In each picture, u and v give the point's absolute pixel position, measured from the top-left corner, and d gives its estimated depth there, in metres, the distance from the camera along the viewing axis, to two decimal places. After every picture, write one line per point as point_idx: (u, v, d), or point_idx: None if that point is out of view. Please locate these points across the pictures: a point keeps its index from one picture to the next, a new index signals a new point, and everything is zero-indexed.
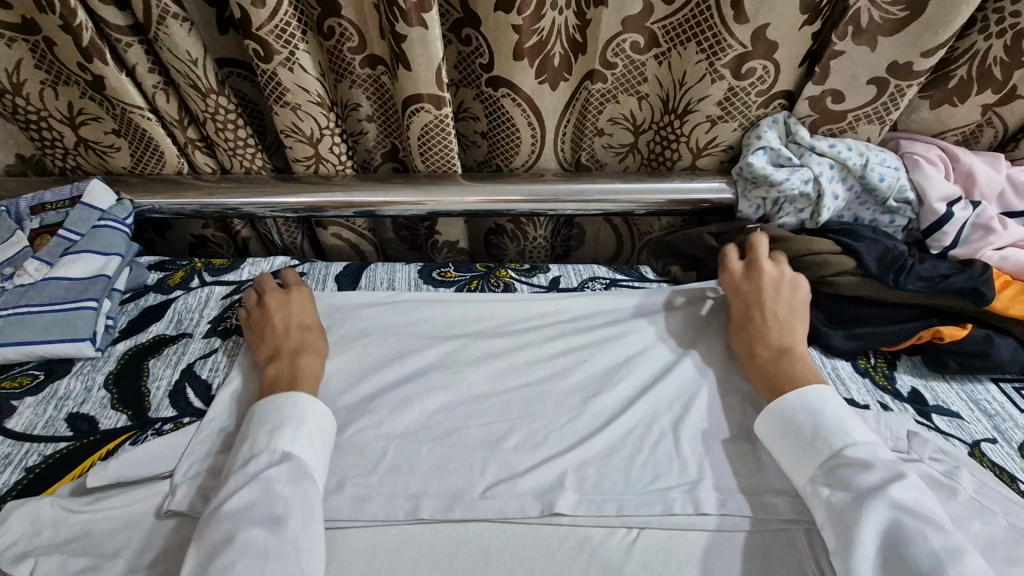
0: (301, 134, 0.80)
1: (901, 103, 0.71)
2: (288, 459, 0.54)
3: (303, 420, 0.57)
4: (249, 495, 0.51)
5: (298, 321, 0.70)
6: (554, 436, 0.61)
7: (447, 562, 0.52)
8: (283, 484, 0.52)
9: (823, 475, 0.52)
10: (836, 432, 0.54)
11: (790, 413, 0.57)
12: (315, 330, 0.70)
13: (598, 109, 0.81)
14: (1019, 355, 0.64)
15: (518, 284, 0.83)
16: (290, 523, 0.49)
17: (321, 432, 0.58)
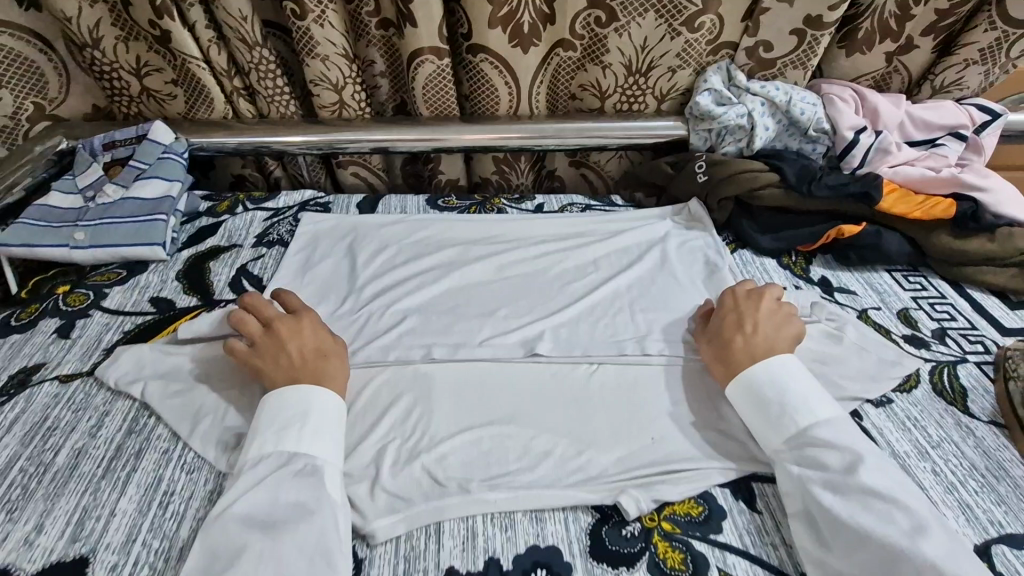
0: (327, 82, 0.96)
1: (818, 50, 0.88)
2: (295, 459, 0.56)
3: (307, 414, 0.58)
4: (257, 499, 0.52)
5: (314, 346, 0.65)
6: (537, 308, 0.78)
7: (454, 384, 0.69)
8: (290, 486, 0.53)
9: (792, 459, 0.56)
10: (801, 411, 0.58)
11: (762, 392, 0.60)
12: (331, 358, 0.64)
13: (570, 75, 0.97)
14: (904, 246, 0.82)
15: (510, 209, 1.00)
16: (291, 527, 0.50)
17: (330, 428, 0.59)
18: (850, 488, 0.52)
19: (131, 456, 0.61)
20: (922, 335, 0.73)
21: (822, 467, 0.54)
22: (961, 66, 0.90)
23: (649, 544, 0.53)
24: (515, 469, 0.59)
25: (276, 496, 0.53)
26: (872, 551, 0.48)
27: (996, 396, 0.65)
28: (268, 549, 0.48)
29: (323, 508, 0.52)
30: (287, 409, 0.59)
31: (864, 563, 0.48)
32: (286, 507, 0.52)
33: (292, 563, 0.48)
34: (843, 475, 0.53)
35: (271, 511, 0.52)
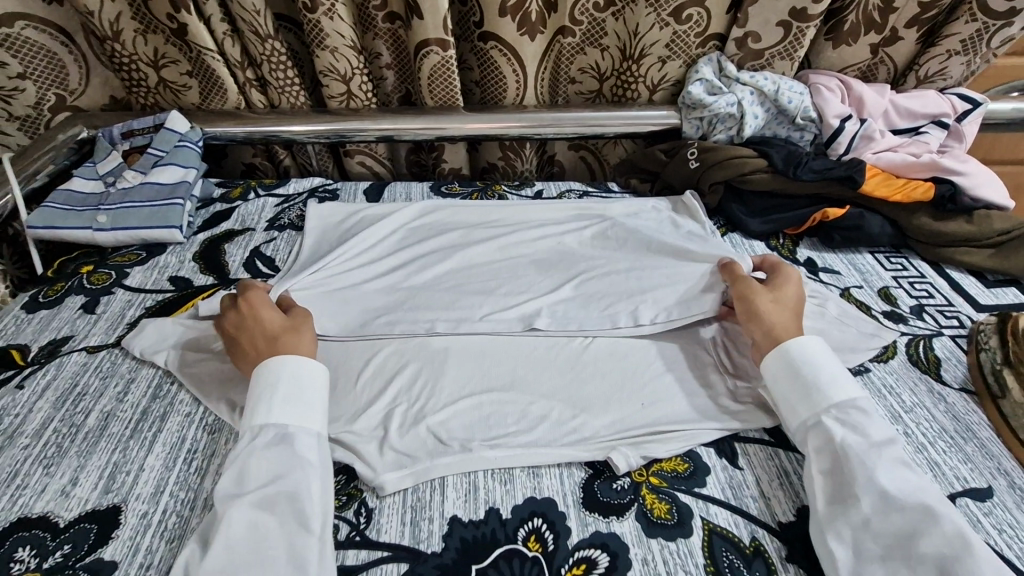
0: (335, 73, 1.00)
1: (804, 41, 0.92)
2: (265, 429, 0.58)
3: (277, 384, 0.60)
4: (232, 471, 0.54)
5: (264, 329, 0.66)
6: (536, 285, 0.82)
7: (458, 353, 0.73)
8: (261, 456, 0.55)
9: (832, 419, 0.58)
10: (837, 382, 0.60)
11: (814, 363, 0.61)
12: (286, 335, 0.65)
13: (569, 62, 1.01)
14: (886, 228, 0.86)
15: (510, 195, 1.04)
16: (269, 496, 0.53)
17: (291, 395, 0.60)
18: (890, 458, 0.54)
19: (157, 418, 0.66)
20: (901, 311, 0.77)
21: (860, 432, 0.56)
22: (944, 57, 0.94)
23: (637, 496, 0.57)
24: (513, 431, 0.63)
25: (244, 470, 0.54)
26: (900, 513, 0.50)
27: (968, 365, 0.69)
28: (240, 516, 0.51)
29: (293, 472, 0.54)
30: (252, 392, 0.60)
31: (891, 522, 0.50)
32: (258, 475, 0.54)
33: (269, 526, 0.51)
34: (867, 437, 0.56)
35: (243, 479, 0.54)
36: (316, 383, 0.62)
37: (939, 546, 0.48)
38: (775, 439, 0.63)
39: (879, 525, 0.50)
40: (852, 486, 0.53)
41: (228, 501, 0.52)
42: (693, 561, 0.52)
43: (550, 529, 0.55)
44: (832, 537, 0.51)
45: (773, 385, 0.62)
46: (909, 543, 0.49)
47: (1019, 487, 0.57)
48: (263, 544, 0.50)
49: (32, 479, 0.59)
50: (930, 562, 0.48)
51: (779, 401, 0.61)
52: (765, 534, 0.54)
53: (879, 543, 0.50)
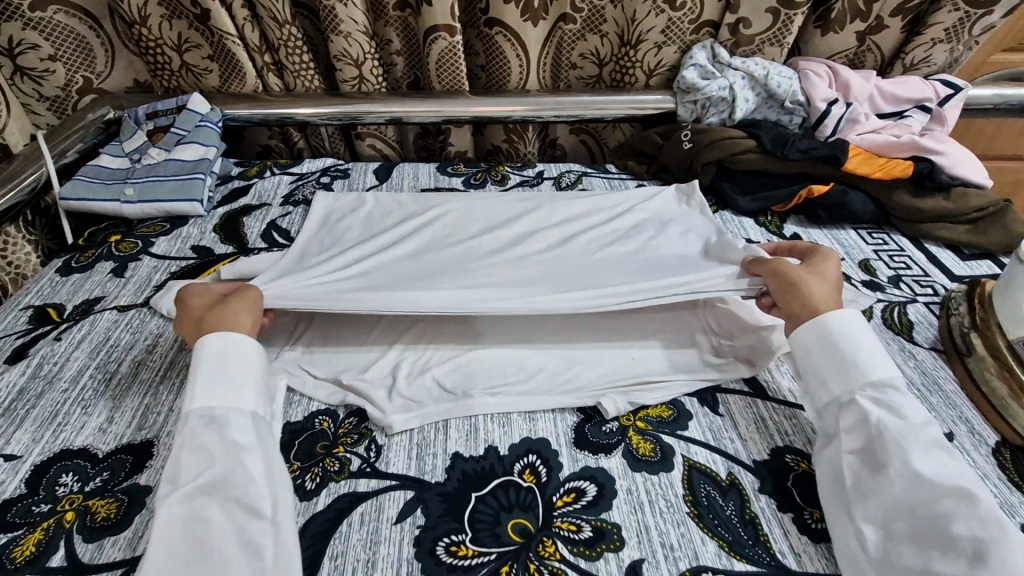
0: (348, 58, 1.06)
1: (792, 28, 0.97)
2: (194, 415, 0.56)
3: (202, 365, 0.58)
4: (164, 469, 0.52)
5: (199, 313, 0.65)
6: None
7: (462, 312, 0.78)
8: (192, 446, 0.53)
9: (868, 398, 0.56)
10: (874, 363, 0.59)
11: (852, 340, 0.60)
12: (214, 309, 0.63)
13: (571, 48, 1.07)
14: (868, 205, 0.90)
15: (513, 175, 1.09)
16: (205, 487, 0.50)
17: (216, 373, 0.58)
18: (927, 440, 0.53)
19: (184, 367, 0.71)
20: (879, 280, 0.82)
21: (897, 414, 0.55)
22: (929, 45, 0.98)
23: (624, 437, 0.62)
24: (511, 380, 0.68)
25: (177, 465, 0.52)
26: (932, 493, 0.49)
27: (939, 328, 0.74)
28: (176, 512, 0.49)
29: (228, 460, 0.52)
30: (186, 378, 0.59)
31: (922, 502, 0.49)
32: (189, 466, 0.52)
33: (212, 517, 0.48)
34: (903, 417, 0.54)
35: (177, 473, 0.51)
36: (246, 356, 0.60)
37: (974, 526, 0.46)
38: (753, 390, 0.68)
39: (911, 505, 0.49)
40: (883, 464, 0.52)
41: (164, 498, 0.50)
42: (674, 492, 0.57)
43: (543, 464, 0.60)
44: (861, 516, 0.50)
45: (803, 359, 0.62)
46: (941, 523, 0.47)
47: (977, 432, 0.62)
48: (207, 537, 0.47)
49: (72, 417, 0.65)
50: (964, 544, 0.46)
51: (813, 373, 0.60)
52: (741, 470, 0.59)
53: (910, 524, 0.48)
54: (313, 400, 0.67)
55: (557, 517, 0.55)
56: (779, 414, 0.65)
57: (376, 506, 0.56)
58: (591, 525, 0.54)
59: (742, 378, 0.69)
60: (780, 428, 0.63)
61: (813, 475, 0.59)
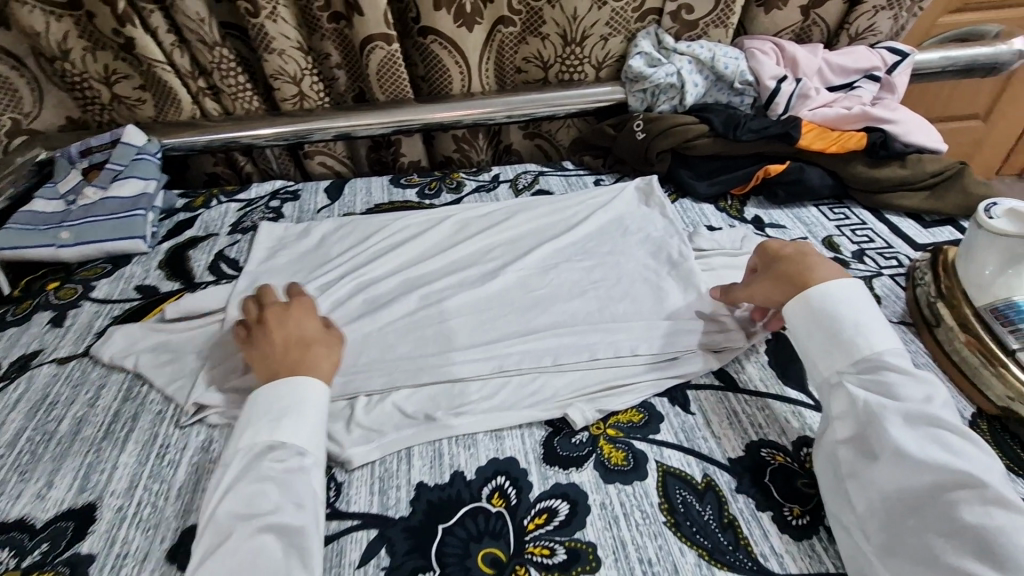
0: (286, 76, 1.02)
1: (735, 8, 0.95)
2: (282, 448, 0.55)
3: (300, 406, 0.58)
4: (234, 497, 0.52)
5: (300, 335, 0.66)
6: (492, 259, 0.85)
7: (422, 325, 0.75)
8: (270, 483, 0.53)
9: (856, 383, 0.55)
10: (859, 341, 0.57)
11: (837, 320, 0.59)
12: (316, 347, 0.64)
13: (513, 50, 1.04)
14: (826, 180, 0.89)
15: (468, 182, 1.06)
16: (267, 526, 0.50)
17: (311, 414, 0.58)
18: (919, 418, 0.50)
19: (129, 418, 0.67)
20: (843, 256, 0.80)
21: (886, 395, 0.53)
22: (872, 13, 0.97)
23: (595, 448, 0.60)
24: (475, 399, 0.65)
25: (255, 495, 0.52)
26: (927, 474, 0.47)
27: (907, 300, 0.72)
28: (241, 540, 0.48)
29: (297, 502, 0.52)
30: (262, 402, 0.58)
31: (917, 485, 0.47)
32: (266, 495, 0.52)
33: (265, 557, 0.48)
34: (893, 398, 0.52)
35: (255, 503, 0.51)
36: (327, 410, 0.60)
37: (976, 510, 0.44)
38: (724, 382, 0.66)
39: (908, 490, 0.47)
40: (875, 451, 0.50)
41: (224, 528, 0.50)
42: (649, 501, 0.55)
43: (512, 486, 0.57)
44: (861, 505, 0.49)
45: (798, 348, 0.62)
46: (942, 509, 0.45)
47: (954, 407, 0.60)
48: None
49: (8, 486, 0.61)
50: (968, 531, 0.43)
51: (805, 358, 0.60)
52: (716, 470, 0.57)
53: (908, 512, 0.47)
54: None
55: (529, 542, 0.52)
56: (752, 406, 0.62)
57: (337, 551, 0.53)
58: (565, 547, 0.52)
59: (712, 371, 0.67)
60: (754, 421, 0.61)
61: (790, 468, 0.57)
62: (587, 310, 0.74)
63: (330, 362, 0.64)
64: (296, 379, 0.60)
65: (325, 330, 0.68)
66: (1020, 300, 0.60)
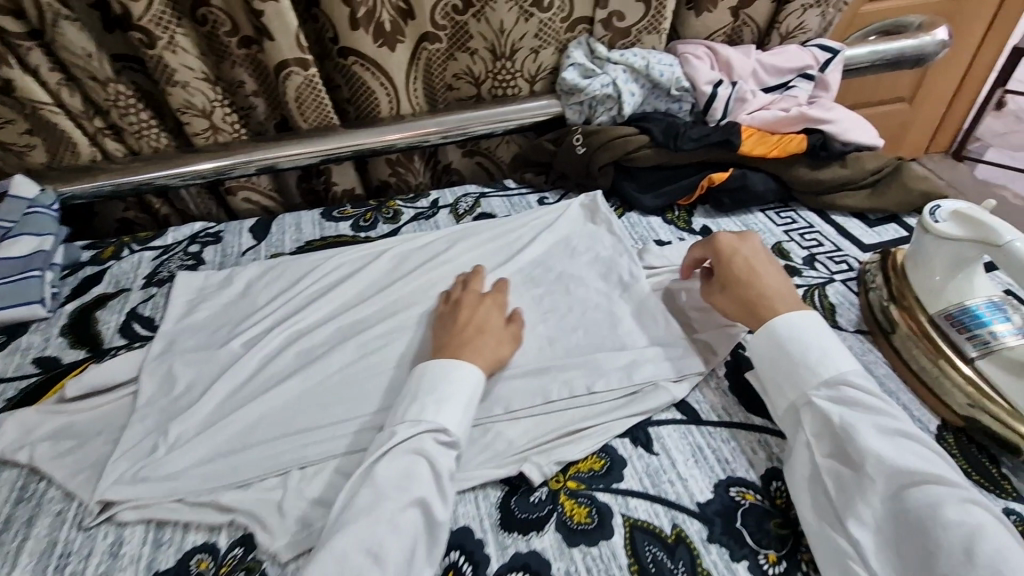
0: (194, 109, 0.93)
1: (665, 14, 0.92)
2: (438, 429, 0.56)
3: (455, 391, 0.58)
4: (389, 468, 0.52)
5: (475, 322, 0.67)
6: (435, 296, 0.79)
7: (359, 377, 0.69)
8: (422, 462, 0.53)
9: (824, 398, 0.55)
10: (824, 361, 0.57)
11: (801, 340, 0.59)
12: (489, 336, 0.65)
13: (442, 67, 0.99)
14: (769, 184, 0.88)
15: (405, 210, 0.99)
16: (402, 505, 0.50)
17: (467, 402, 0.58)
18: (890, 429, 0.52)
19: (23, 525, 0.58)
20: (794, 263, 0.78)
21: (855, 408, 0.53)
22: (800, 12, 0.96)
23: (556, 505, 0.55)
24: None
25: (408, 469, 0.53)
26: (910, 483, 0.48)
27: (860, 307, 0.71)
28: (388, 509, 0.50)
29: (427, 484, 0.52)
30: (426, 379, 0.59)
31: (903, 495, 0.48)
32: (418, 469, 0.53)
33: (391, 534, 0.48)
34: (863, 411, 0.53)
35: (400, 479, 0.52)
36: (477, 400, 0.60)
37: (960, 512, 0.45)
38: (686, 414, 0.62)
39: (894, 501, 0.48)
40: (859, 466, 0.50)
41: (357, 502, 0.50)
42: (617, 563, 0.50)
43: (469, 561, 0.52)
44: (853, 523, 0.48)
45: (757, 368, 0.61)
46: (930, 514, 0.46)
47: (918, 421, 0.58)
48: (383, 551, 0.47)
49: None
50: (959, 531, 0.44)
51: (768, 382, 0.59)
52: (686, 519, 0.53)
53: (899, 522, 0.47)
54: (188, 535, 0.56)
55: None
56: (716, 439, 0.59)
57: None
58: None
59: (673, 403, 0.63)
60: (720, 456, 0.58)
61: (761, 507, 0.54)
62: (537, 347, 0.69)
63: (498, 351, 0.64)
64: (456, 362, 0.60)
65: (510, 319, 0.69)
66: (972, 303, 0.59)
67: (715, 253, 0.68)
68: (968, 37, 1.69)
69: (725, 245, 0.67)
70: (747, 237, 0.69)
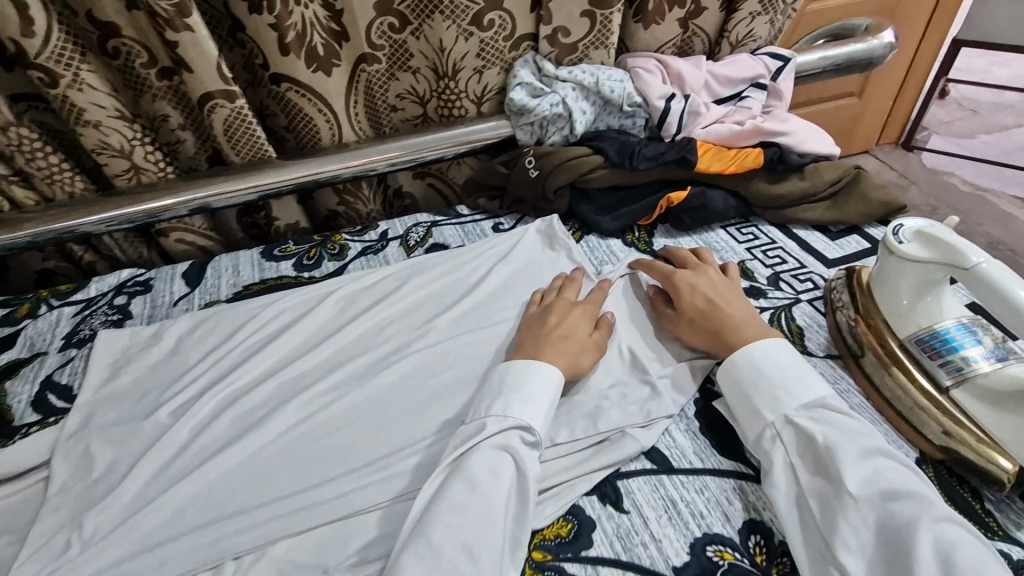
0: (111, 149, 0.85)
1: (612, 28, 0.87)
2: (523, 428, 0.56)
3: (539, 393, 0.58)
4: (480, 464, 0.53)
5: (560, 328, 0.66)
6: (387, 342, 0.74)
7: (303, 442, 0.63)
8: (507, 461, 0.53)
9: (805, 419, 0.54)
10: (804, 382, 0.57)
11: (780, 361, 0.58)
12: (573, 341, 0.64)
13: (384, 89, 0.93)
14: (728, 201, 0.85)
15: (352, 244, 0.93)
16: (491, 502, 0.50)
17: (550, 403, 0.58)
18: (871, 450, 0.51)
19: None
20: (759, 284, 0.75)
21: (836, 427, 0.53)
22: (748, 20, 0.94)
23: None
24: (374, 538, 0.54)
25: (495, 466, 0.53)
26: (894, 503, 0.47)
27: (829, 329, 0.68)
28: (483, 504, 0.50)
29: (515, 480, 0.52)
30: (510, 382, 0.59)
31: (889, 515, 0.47)
32: (505, 468, 0.53)
33: (481, 531, 0.48)
34: (845, 431, 0.53)
35: (488, 475, 0.52)
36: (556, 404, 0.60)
37: (942, 535, 0.45)
38: (656, 463, 0.58)
39: (879, 521, 0.47)
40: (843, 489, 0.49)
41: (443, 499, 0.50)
42: None
43: None
44: (840, 547, 0.47)
45: (729, 393, 0.59)
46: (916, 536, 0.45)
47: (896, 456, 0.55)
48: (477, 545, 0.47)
49: None
50: (944, 555, 0.44)
51: (745, 403, 0.58)
52: None
53: (884, 546, 0.46)
54: None
55: None
56: (689, 490, 0.55)
57: None
58: None
59: (642, 452, 0.59)
60: (694, 510, 0.54)
61: (740, 567, 0.50)
62: None
63: (583, 356, 0.63)
64: (539, 363, 0.61)
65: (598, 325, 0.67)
66: (943, 327, 0.57)
67: (674, 291, 0.68)
68: (911, 33, 1.71)
69: (682, 282, 0.68)
70: (699, 268, 0.71)
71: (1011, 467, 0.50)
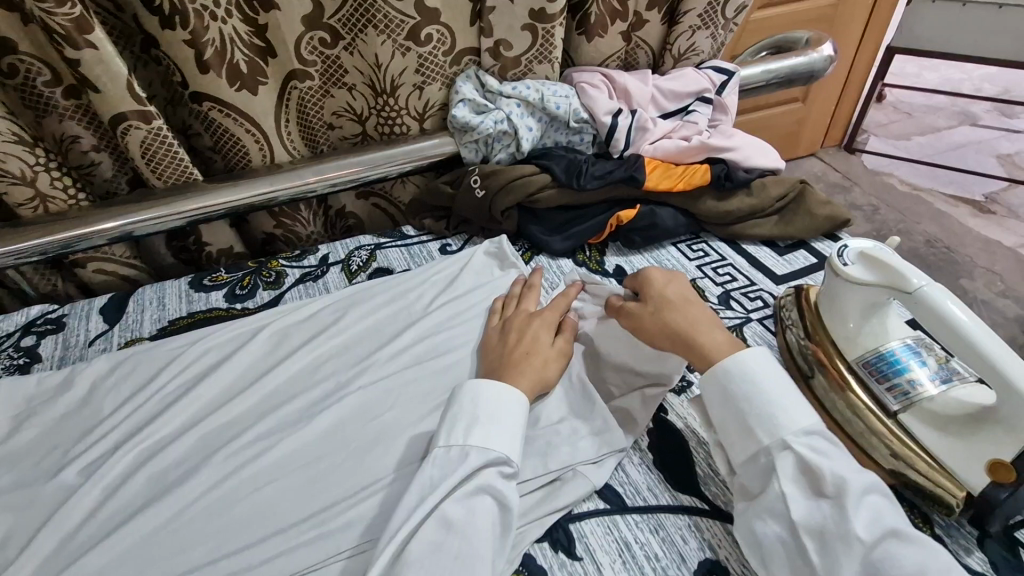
0: (10, 176, 0.77)
1: (555, 42, 0.85)
2: (494, 458, 0.53)
3: (503, 418, 0.55)
4: (457, 501, 0.50)
5: (525, 342, 0.64)
6: (326, 380, 0.69)
7: (230, 498, 0.58)
8: (483, 495, 0.51)
9: (804, 446, 0.49)
10: (799, 404, 0.51)
11: (773, 376, 0.53)
12: (538, 356, 0.62)
13: (317, 106, 0.88)
14: (678, 218, 0.84)
15: (289, 270, 0.88)
16: (468, 543, 0.48)
17: (515, 425, 0.55)
18: (874, 487, 0.47)
19: None
20: (710, 303, 0.74)
21: (840, 460, 0.48)
22: (689, 33, 0.93)
23: None
24: None
25: (473, 503, 0.50)
26: (901, 549, 0.43)
27: (779, 348, 0.67)
28: (460, 543, 0.47)
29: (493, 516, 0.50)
30: (472, 407, 0.56)
31: (898, 563, 0.42)
32: (479, 503, 0.50)
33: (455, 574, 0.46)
34: (846, 463, 0.48)
35: (465, 514, 0.49)
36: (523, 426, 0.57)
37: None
38: (610, 502, 0.56)
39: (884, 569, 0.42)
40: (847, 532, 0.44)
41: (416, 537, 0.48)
42: None
43: None
44: None
45: (716, 412, 0.54)
46: None
47: None
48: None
49: None
50: None
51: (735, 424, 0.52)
52: None
53: None
54: None
55: None
56: (643, 531, 0.53)
57: None
58: None
59: (595, 491, 0.56)
60: (649, 552, 0.51)
61: None
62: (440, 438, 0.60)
63: (547, 368, 0.62)
64: (501, 385, 0.58)
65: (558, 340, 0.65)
66: (888, 349, 0.57)
67: (643, 284, 0.64)
68: (847, 41, 1.77)
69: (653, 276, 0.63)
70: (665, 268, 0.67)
71: (962, 490, 0.50)
